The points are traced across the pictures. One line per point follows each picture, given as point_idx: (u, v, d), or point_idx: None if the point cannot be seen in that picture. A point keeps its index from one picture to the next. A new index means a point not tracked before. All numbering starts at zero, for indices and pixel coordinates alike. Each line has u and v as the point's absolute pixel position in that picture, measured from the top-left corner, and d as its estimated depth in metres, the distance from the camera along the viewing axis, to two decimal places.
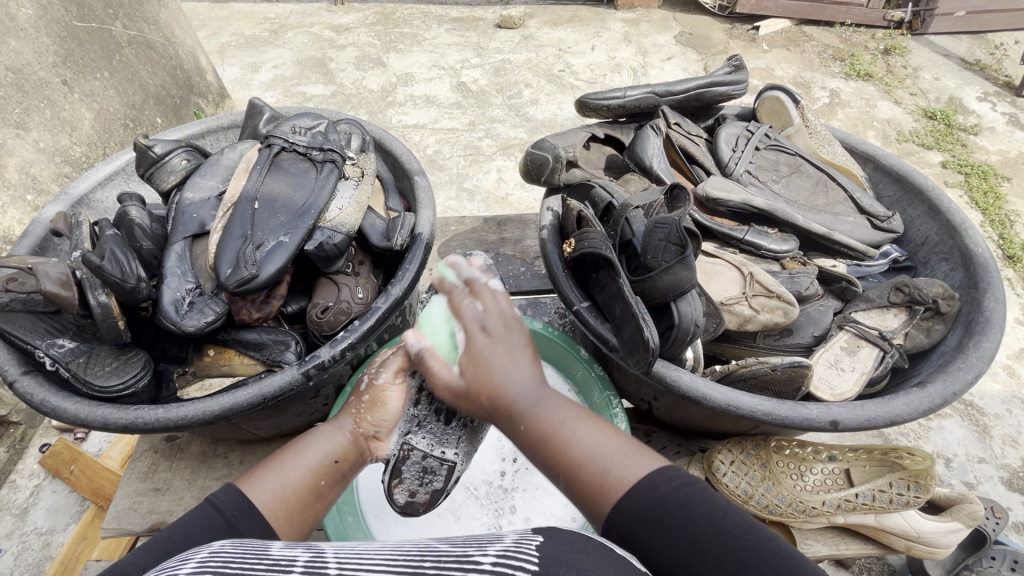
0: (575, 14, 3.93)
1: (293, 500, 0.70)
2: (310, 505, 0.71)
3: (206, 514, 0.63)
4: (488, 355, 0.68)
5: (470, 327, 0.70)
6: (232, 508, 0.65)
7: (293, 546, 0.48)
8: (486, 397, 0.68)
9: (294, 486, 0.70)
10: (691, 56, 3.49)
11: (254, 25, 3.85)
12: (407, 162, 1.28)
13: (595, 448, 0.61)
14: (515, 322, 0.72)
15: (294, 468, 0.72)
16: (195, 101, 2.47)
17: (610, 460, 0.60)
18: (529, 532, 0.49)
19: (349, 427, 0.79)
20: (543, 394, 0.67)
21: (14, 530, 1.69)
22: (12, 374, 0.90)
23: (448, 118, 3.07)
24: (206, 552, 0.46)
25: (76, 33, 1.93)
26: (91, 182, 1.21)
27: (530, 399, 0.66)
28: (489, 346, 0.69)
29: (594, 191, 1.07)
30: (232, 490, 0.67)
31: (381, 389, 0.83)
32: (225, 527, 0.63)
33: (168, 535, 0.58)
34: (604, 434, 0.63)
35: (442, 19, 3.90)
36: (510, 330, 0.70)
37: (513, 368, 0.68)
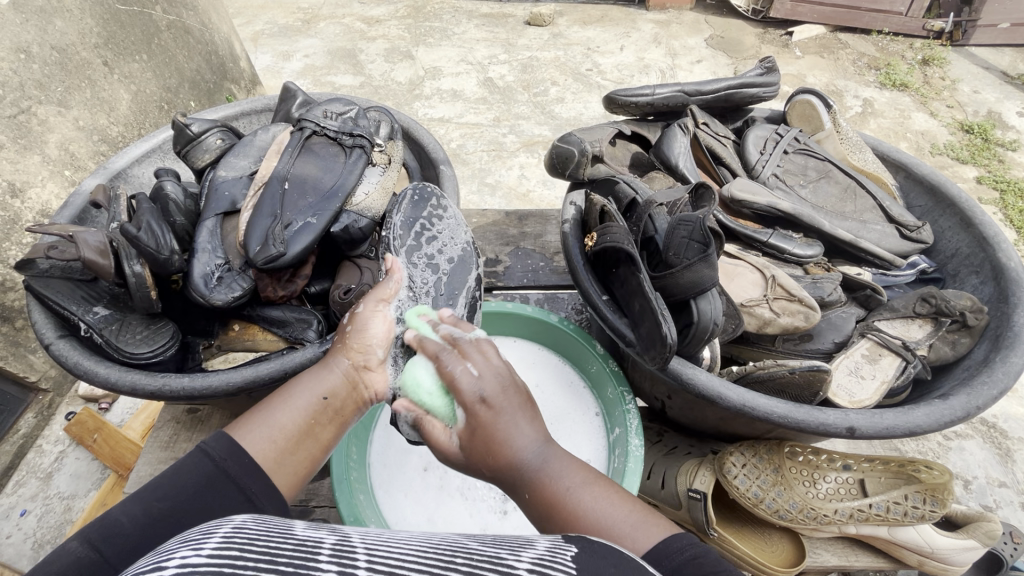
0: (605, 13, 3.92)
1: (284, 442, 0.73)
2: (302, 445, 0.75)
3: (196, 461, 0.67)
4: (494, 427, 0.66)
5: (470, 401, 0.67)
6: (223, 454, 0.69)
7: (317, 528, 0.49)
8: (491, 463, 0.66)
9: (283, 429, 0.74)
10: (721, 59, 3.45)
11: (287, 15, 3.91)
12: (433, 151, 1.29)
13: (607, 521, 0.61)
14: (510, 381, 0.70)
15: (284, 414, 0.75)
16: (228, 86, 2.53)
17: (619, 529, 0.60)
18: (561, 542, 0.52)
19: (341, 364, 0.83)
20: (548, 454, 0.66)
21: (39, 493, 1.76)
22: (49, 337, 0.94)
23: (474, 113, 3.09)
24: (229, 527, 0.47)
25: (119, 16, 1.99)
26: (129, 158, 1.25)
27: (536, 463, 0.65)
28: (491, 418, 0.66)
29: (618, 186, 1.07)
30: (223, 437, 0.71)
31: (364, 319, 0.88)
32: (219, 474, 0.67)
33: (160, 484, 0.64)
34: (614, 499, 0.63)
35: (472, 15, 3.92)
36: (509, 393, 0.68)
37: (519, 434, 0.66)
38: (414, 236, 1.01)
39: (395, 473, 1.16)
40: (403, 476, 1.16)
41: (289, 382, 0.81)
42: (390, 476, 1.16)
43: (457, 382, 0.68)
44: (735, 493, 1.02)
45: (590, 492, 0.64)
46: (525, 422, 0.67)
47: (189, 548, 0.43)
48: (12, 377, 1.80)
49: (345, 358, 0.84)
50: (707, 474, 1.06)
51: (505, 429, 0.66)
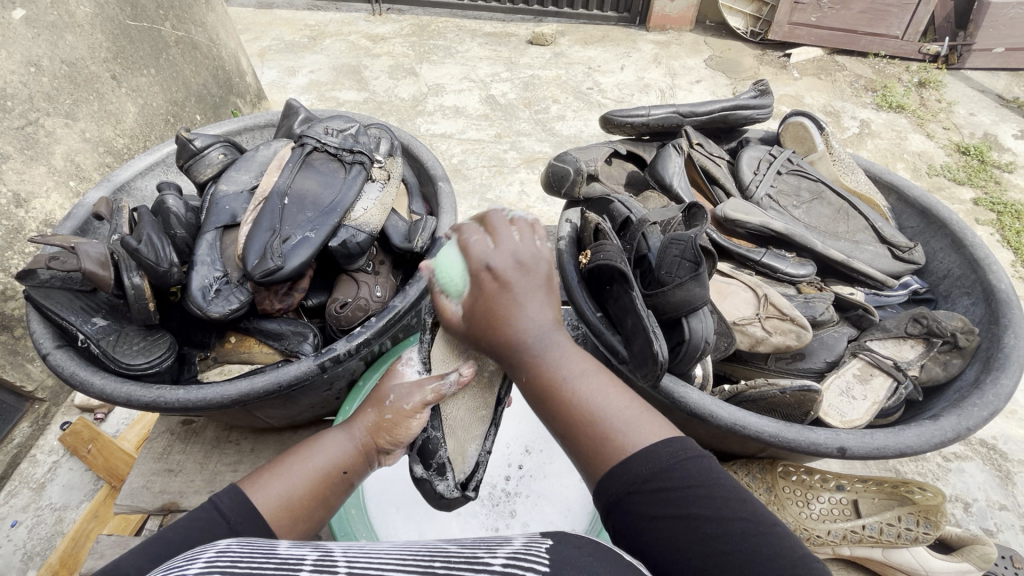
0: (606, 34, 4.00)
1: (296, 505, 0.77)
2: (314, 510, 0.79)
3: (208, 513, 0.68)
4: (495, 298, 0.67)
5: (478, 269, 0.67)
6: (236, 514, 0.70)
7: (299, 547, 0.50)
8: (490, 330, 0.67)
9: (296, 492, 0.77)
10: (720, 80, 3.51)
11: (294, 32, 3.99)
12: (432, 168, 1.32)
13: (606, 404, 0.62)
14: (541, 262, 0.69)
15: (299, 475, 0.79)
16: (233, 101, 2.58)
17: (618, 419, 0.61)
18: (537, 536, 0.52)
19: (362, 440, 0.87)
20: (555, 340, 0.66)
21: (30, 503, 1.75)
22: (46, 347, 0.95)
23: (475, 130, 3.14)
24: (213, 551, 0.47)
25: (129, 31, 2.03)
26: (133, 171, 1.28)
27: (541, 344, 0.66)
28: (495, 290, 0.67)
29: (613, 206, 1.08)
30: (236, 493, 0.73)
31: (404, 413, 0.87)
32: (228, 531, 0.69)
33: (171, 533, 0.63)
34: (614, 390, 0.64)
35: (476, 34, 3.99)
36: (524, 274, 0.67)
37: (529, 310, 0.67)
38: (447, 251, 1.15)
39: (389, 486, 1.16)
40: (397, 488, 1.16)
41: (308, 443, 0.86)
42: (382, 489, 1.16)
43: (469, 250, 0.69)
44: None
45: (589, 375, 0.65)
46: (543, 302, 0.68)
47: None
48: (9, 386, 1.80)
49: (367, 434, 0.88)
50: None
51: (511, 303, 0.66)
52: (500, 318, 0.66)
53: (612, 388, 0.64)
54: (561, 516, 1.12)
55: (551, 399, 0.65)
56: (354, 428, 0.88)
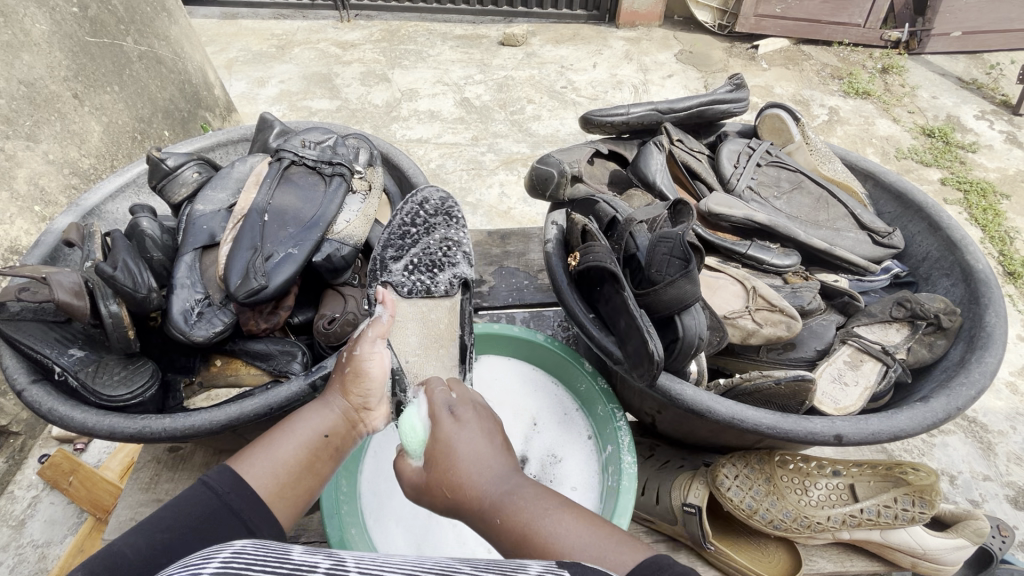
0: (577, 32, 4.02)
1: (284, 476, 0.78)
2: (303, 481, 0.79)
3: (201, 492, 0.71)
4: (451, 439, 0.76)
5: (440, 414, 0.80)
6: (227, 487, 0.73)
7: (314, 553, 0.49)
8: (445, 486, 0.74)
9: (284, 463, 0.78)
10: (691, 74, 3.56)
11: (261, 42, 3.92)
12: (413, 176, 1.30)
13: (577, 539, 0.62)
14: (482, 412, 0.81)
15: (284, 448, 0.80)
16: (203, 114, 2.52)
17: (593, 552, 0.60)
18: (553, 566, 0.51)
19: (338, 404, 0.87)
20: (516, 484, 0.71)
21: (10, 542, 1.68)
22: (21, 383, 0.91)
23: (452, 133, 3.12)
24: (227, 552, 0.47)
25: (88, 48, 1.96)
26: (103, 194, 1.23)
27: (500, 489, 0.70)
28: (456, 429, 0.78)
29: (598, 206, 1.08)
30: (227, 472, 0.75)
31: (364, 361, 0.89)
32: (220, 503, 0.71)
33: (163, 515, 0.67)
34: (585, 526, 0.64)
35: (447, 37, 3.98)
36: (480, 419, 0.80)
37: (472, 449, 0.75)
38: (406, 232, 1.07)
39: (386, 500, 1.14)
40: (395, 502, 1.14)
41: (290, 416, 0.86)
42: (379, 504, 1.13)
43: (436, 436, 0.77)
44: (729, 506, 1.02)
45: (556, 515, 0.65)
46: (486, 439, 0.76)
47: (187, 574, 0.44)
48: None
49: (341, 397, 0.88)
50: (701, 487, 1.06)
51: (458, 438, 0.76)
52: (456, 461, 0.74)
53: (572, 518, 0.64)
54: None
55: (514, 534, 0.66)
56: (329, 394, 0.88)
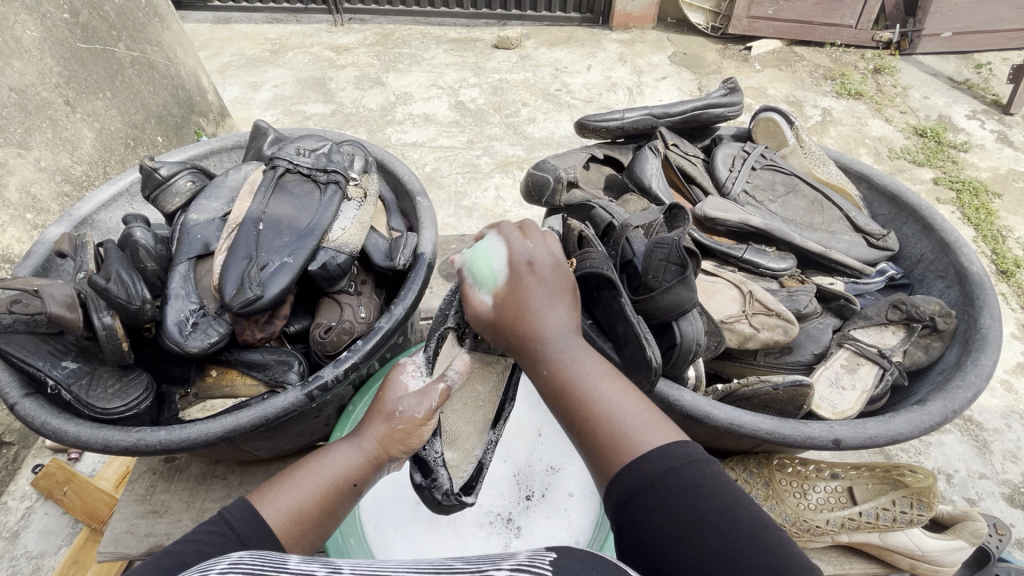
0: (571, 35, 4.03)
1: (304, 520, 0.74)
2: (320, 523, 0.76)
3: (218, 530, 0.67)
4: (529, 292, 0.72)
5: (516, 262, 0.73)
6: (246, 529, 0.69)
7: (310, 562, 0.51)
8: (517, 330, 0.71)
9: (305, 506, 0.75)
10: (685, 76, 3.57)
11: (255, 46, 3.91)
12: (409, 183, 1.30)
13: (621, 408, 0.64)
14: (562, 270, 0.75)
15: (306, 489, 0.77)
16: (196, 120, 2.50)
17: (631, 424, 0.62)
18: (541, 550, 0.51)
19: (371, 451, 0.83)
20: (574, 345, 0.70)
21: (5, 554, 1.67)
22: (14, 397, 0.90)
23: (447, 136, 3.12)
24: (226, 562, 0.48)
25: (81, 54, 1.95)
26: (95, 203, 1.23)
27: (563, 345, 0.69)
28: (531, 284, 0.72)
29: (594, 212, 1.08)
30: (245, 507, 0.72)
31: (414, 420, 0.84)
32: (239, 545, 0.67)
33: (178, 547, 0.61)
34: (627, 396, 0.66)
35: (441, 40, 3.98)
36: (556, 274, 0.73)
37: (552, 315, 0.71)
38: None
39: (386, 507, 1.14)
40: (395, 508, 1.14)
41: (316, 454, 0.82)
42: (379, 511, 1.13)
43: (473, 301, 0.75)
44: None
45: (606, 381, 0.67)
46: (561, 299, 0.72)
47: None
48: None
49: (378, 444, 0.84)
50: None
51: (537, 303, 0.71)
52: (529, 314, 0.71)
53: (625, 388, 0.65)
54: (562, 529, 1.11)
55: (564, 397, 0.67)
56: (366, 436, 0.85)
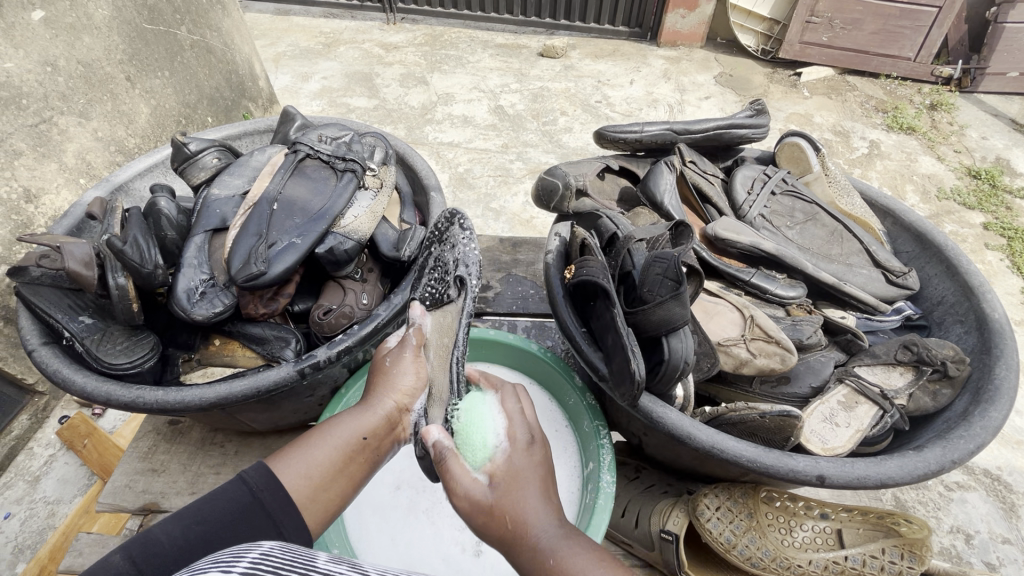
0: (617, 48, 4.03)
1: (317, 481, 0.82)
2: (334, 483, 0.84)
3: (236, 487, 0.77)
4: (512, 495, 0.74)
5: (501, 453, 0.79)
6: (260, 485, 0.78)
7: (338, 562, 0.52)
8: (501, 528, 0.73)
9: (317, 466, 0.83)
10: (729, 97, 3.52)
11: (310, 38, 4.06)
12: (426, 178, 1.32)
13: None
14: (536, 463, 0.80)
15: (318, 453, 0.84)
16: (245, 104, 2.65)
17: None
18: None
19: (381, 408, 0.92)
20: (562, 537, 0.70)
21: (25, 496, 1.77)
22: (32, 343, 0.96)
23: (482, 139, 3.16)
24: (257, 552, 0.49)
25: (145, 34, 2.07)
26: (133, 172, 1.31)
27: (551, 537, 0.70)
28: (520, 475, 0.77)
29: (600, 221, 1.08)
30: (263, 467, 0.81)
31: (400, 370, 0.95)
32: (255, 501, 0.77)
33: (200, 505, 0.74)
34: (615, 570, 0.66)
35: (488, 45, 4.04)
36: (526, 475, 0.77)
37: (539, 506, 0.74)
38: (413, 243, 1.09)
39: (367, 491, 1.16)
40: (375, 492, 1.16)
41: (330, 420, 0.91)
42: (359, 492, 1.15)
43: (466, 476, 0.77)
44: (707, 538, 0.98)
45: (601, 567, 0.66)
46: (545, 501, 0.74)
47: (220, 568, 0.46)
48: (10, 379, 1.82)
49: (384, 402, 0.93)
50: (681, 515, 1.03)
51: (517, 496, 0.74)
52: (513, 512, 0.72)
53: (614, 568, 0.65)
54: None
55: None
56: (371, 399, 0.93)
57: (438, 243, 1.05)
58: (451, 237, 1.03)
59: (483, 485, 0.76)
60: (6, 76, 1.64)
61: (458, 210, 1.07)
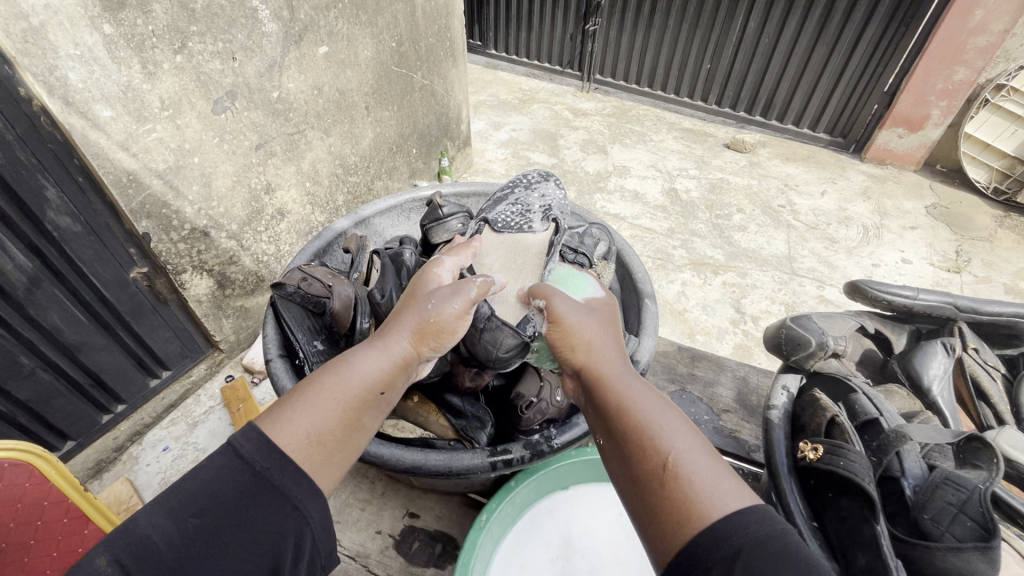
0: (812, 155, 3.80)
1: (324, 436, 0.72)
2: (350, 436, 0.75)
3: (236, 467, 0.67)
4: (592, 342, 0.84)
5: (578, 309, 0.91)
6: (262, 461, 0.68)
7: None
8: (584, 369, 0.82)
9: (322, 423, 0.73)
10: (942, 233, 3.10)
11: (508, 92, 4.42)
12: (642, 283, 1.28)
13: (688, 456, 0.66)
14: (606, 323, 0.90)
15: (324, 409, 0.74)
16: (445, 143, 3.01)
17: (708, 484, 0.63)
18: None
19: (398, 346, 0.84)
20: (629, 378, 0.79)
21: (181, 436, 1.96)
22: (272, 354, 1.09)
23: (650, 218, 3.11)
24: None
25: (390, 74, 2.38)
26: (377, 209, 1.47)
27: (621, 379, 0.78)
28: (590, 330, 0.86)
29: (856, 400, 1.05)
30: (260, 434, 0.70)
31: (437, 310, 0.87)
32: (255, 476, 0.66)
33: (198, 493, 0.64)
34: (690, 440, 0.69)
35: (673, 127, 4.05)
36: (603, 326, 0.88)
37: (612, 360, 0.82)
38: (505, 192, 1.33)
39: None
40: None
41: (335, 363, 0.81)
42: None
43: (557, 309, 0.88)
44: None
45: (668, 421, 0.71)
46: (618, 354, 0.84)
47: None
48: (206, 333, 2.07)
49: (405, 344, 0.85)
50: None
51: (592, 341, 0.84)
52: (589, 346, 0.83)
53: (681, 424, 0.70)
54: None
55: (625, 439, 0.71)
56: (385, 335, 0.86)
57: (522, 188, 1.31)
58: (544, 186, 1.31)
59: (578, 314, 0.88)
60: (287, 94, 1.90)
61: (543, 175, 1.37)
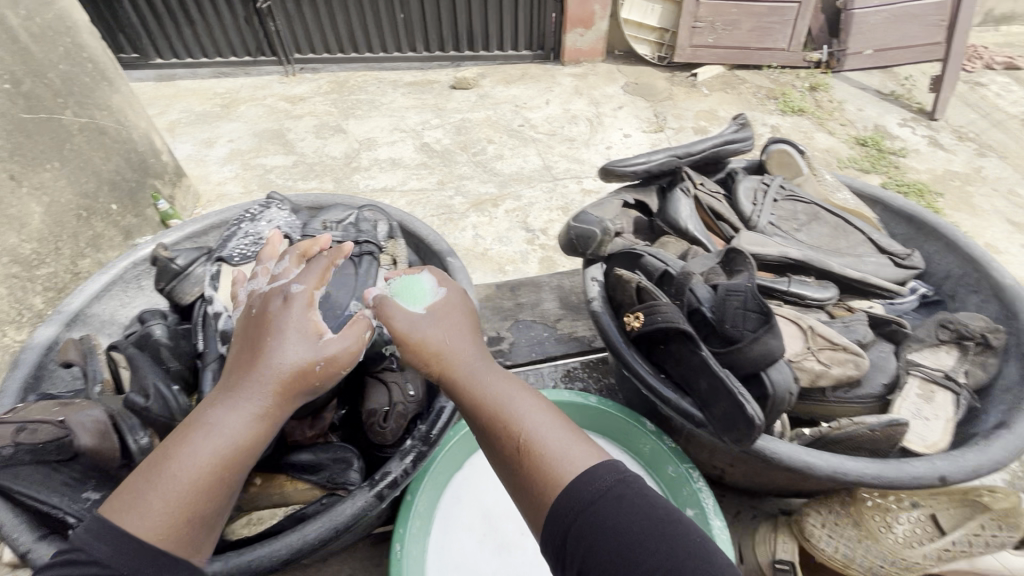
0: (525, 71, 4.11)
1: (171, 506, 0.72)
2: (208, 501, 0.75)
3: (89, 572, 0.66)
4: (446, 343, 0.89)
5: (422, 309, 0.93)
6: (110, 553, 0.67)
7: None
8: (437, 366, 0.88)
9: (166, 498, 0.72)
10: (640, 104, 3.72)
11: (204, 102, 3.78)
12: (435, 243, 1.30)
13: (545, 428, 0.81)
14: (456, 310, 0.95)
15: (172, 478, 0.73)
16: (151, 183, 2.36)
17: (555, 441, 0.79)
18: None
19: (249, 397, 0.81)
20: (472, 358, 0.89)
21: None
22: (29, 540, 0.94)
23: (416, 180, 3.07)
24: None
25: (24, 125, 1.80)
26: (87, 298, 1.33)
27: (477, 369, 0.87)
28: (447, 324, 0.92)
29: (645, 260, 1.24)
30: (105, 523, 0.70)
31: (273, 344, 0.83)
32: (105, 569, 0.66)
33: None
34: (549, 417, 0.83)
35: (398, 84, 3.96)
36: (454, 315, 0.94)
37: (465, 347, 0.90)
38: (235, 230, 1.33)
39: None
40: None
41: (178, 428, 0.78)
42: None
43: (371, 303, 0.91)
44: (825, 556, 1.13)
45: (527, 402, 0.84)
46: (470, 340, 0.92)
47: None
48: None
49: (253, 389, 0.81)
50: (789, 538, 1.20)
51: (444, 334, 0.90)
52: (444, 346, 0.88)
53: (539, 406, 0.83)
54: None
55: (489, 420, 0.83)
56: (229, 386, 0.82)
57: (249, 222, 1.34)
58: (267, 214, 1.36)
59: (419, 324, 0.90)
60: None
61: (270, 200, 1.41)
